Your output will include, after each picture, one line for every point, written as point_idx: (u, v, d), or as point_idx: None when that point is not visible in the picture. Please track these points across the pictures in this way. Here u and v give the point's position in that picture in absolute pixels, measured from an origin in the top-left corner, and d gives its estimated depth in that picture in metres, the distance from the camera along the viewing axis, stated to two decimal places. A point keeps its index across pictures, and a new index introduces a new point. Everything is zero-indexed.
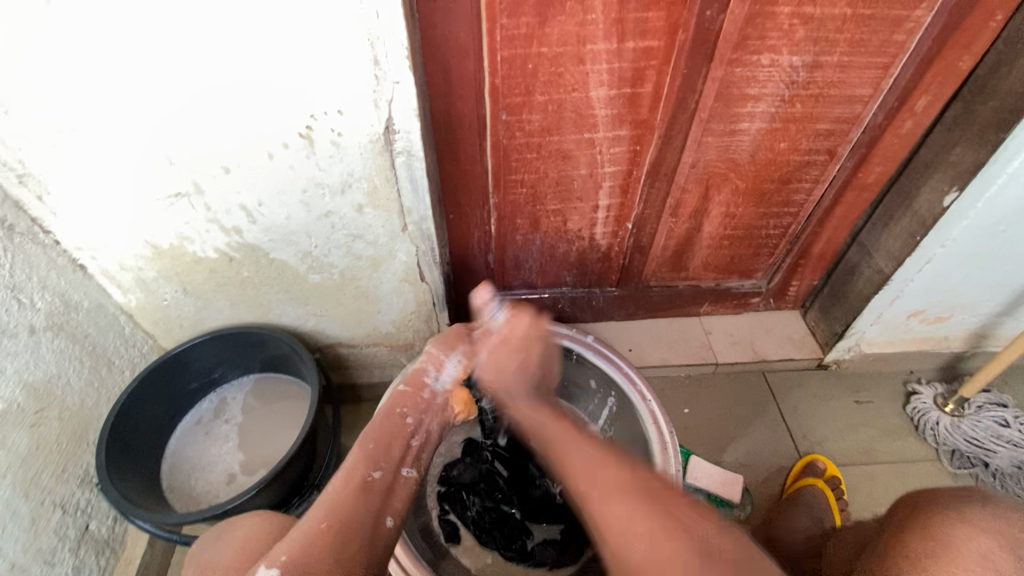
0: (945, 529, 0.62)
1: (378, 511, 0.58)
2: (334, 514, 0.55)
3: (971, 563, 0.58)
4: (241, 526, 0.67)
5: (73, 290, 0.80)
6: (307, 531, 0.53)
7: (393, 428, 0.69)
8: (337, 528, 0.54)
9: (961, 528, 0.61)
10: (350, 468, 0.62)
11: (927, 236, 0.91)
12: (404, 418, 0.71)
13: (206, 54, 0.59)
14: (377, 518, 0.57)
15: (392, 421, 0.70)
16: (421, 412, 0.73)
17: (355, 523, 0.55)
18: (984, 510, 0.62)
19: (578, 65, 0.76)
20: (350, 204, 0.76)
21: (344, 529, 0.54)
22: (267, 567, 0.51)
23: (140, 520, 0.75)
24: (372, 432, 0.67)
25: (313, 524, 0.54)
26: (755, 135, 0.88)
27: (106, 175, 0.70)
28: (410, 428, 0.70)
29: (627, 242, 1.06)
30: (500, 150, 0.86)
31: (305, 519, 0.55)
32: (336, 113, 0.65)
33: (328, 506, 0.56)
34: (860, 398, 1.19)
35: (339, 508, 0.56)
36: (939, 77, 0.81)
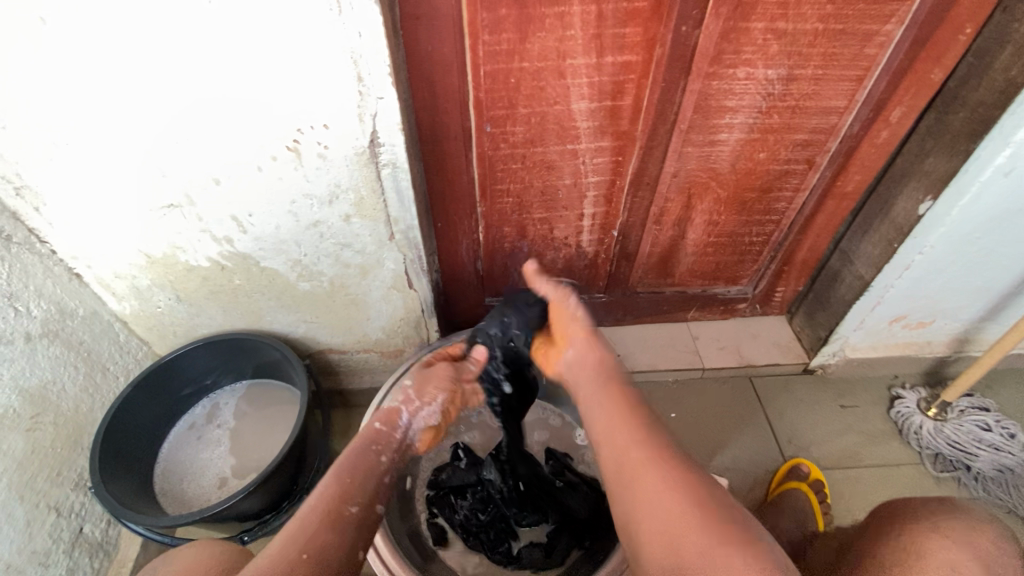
0: (914, 533, 0.64)
1: (352, 543, 0.58)
2: (313, 543, 0.56)
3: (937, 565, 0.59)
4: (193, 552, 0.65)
5: (69, 298, 0.83)
6: (286, 561, 0.54)
7: (368, 464, 0.67)
8: (315, 560, 0.55)
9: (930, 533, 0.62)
10: (325, 498, 0.61)
11: (905, 243, 0.93)
12: (378, 456, 0.69)
13: (196, 71, 0.61)
14: (350, 551, 0.58)
15: (365, 457, 0.68)
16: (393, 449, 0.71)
17: (332, 558, 0.56)
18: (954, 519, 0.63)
19: (559, 79, 0.79)
20: (338, 214, 0.79)
21: (321, 566, 0.55)
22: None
23: (131, 523, 0.77)
24: (347, 461, 0.66)
25: (290, 555, 0.55)
26: (735, 145, 0.90)
27: (99, 186, 0.72)
28: (384, 466, 0.68)
29: (614, 248, 1.08)
30: (486, 160, 0.89)
31: (280, 546, 0.55)
32: (322, 127, 0.68)
33: (304, 536, 0.56)
34: (844, 402, 1.20)
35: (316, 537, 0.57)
36: (912, 89, 0.83)
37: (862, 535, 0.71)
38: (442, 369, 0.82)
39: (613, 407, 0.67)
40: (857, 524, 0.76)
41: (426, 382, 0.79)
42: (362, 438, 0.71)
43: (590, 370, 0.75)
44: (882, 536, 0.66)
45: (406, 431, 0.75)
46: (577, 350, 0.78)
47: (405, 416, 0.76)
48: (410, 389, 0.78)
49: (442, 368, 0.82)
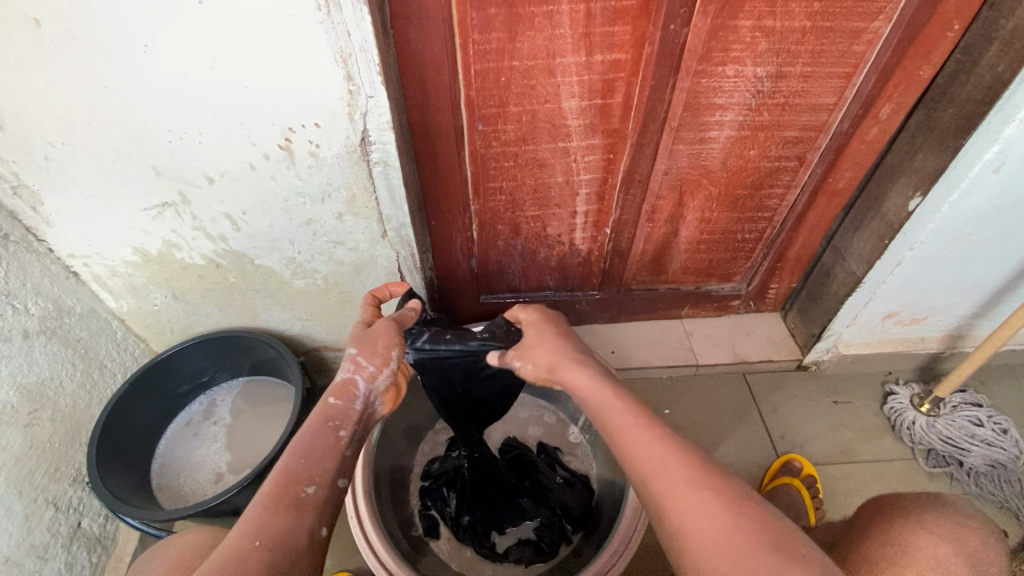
0: (901, 528, 0.62)
1: (313, 523, 0.54)
2: (267, 530, 0.52)
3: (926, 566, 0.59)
4: (177, 544, 0.66)
5: (66, 296, 0.84)
6: (235, 552, 0.49)
7: (329, 443, 0.62)
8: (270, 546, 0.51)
9: (915, 529, 0.62)
10: (280, 484, 0.56)
11: (895, 240, 0.93)
12: (338, 432, 0.63)
13: (189, 74, 0.62)
14: (312, 532, 0.54)
15: (324, 436, 0.62)
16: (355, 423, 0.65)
17: (289, 538, 0.52)
18: (941, 515, 0.63)
19: (549, 77, 0.79)
20: (331, 213, 0.80)
21: (277, 551, 0.51)
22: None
23: (129, 517, 0.79)
24: (303, 442, 0.61)
25: (243, 544, 0.50)
26: (725, 143, 0.91)
27: (95, 186, 0.73)
28: (347, 441, 0.63)
29: (607, 246, 1.08)
30: (478, 159, 0.89)
31: (232, 538, 0.51)
32: (313, 126, 0.69)
33: (254, 524, 0.52)
34: (838, 398, 1.21)
35: (267, 524, 0.52)
36: (901, 86, 0.84)
37: (848, 529, 0.71)
38: (383, 327, 0.74)
39: (625, 419, 0.59)
40: (846, 519, 0.76)
41: (372, 345, 0.71)
42: (318, 414, 0.64)
43: (592, 388, 0.65)
44: (871, 530, 0.65)
45: (368, 398, 0.68)
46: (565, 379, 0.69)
47: (362, 386, 0.68)
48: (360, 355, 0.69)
49: (384, 327, 0.74)
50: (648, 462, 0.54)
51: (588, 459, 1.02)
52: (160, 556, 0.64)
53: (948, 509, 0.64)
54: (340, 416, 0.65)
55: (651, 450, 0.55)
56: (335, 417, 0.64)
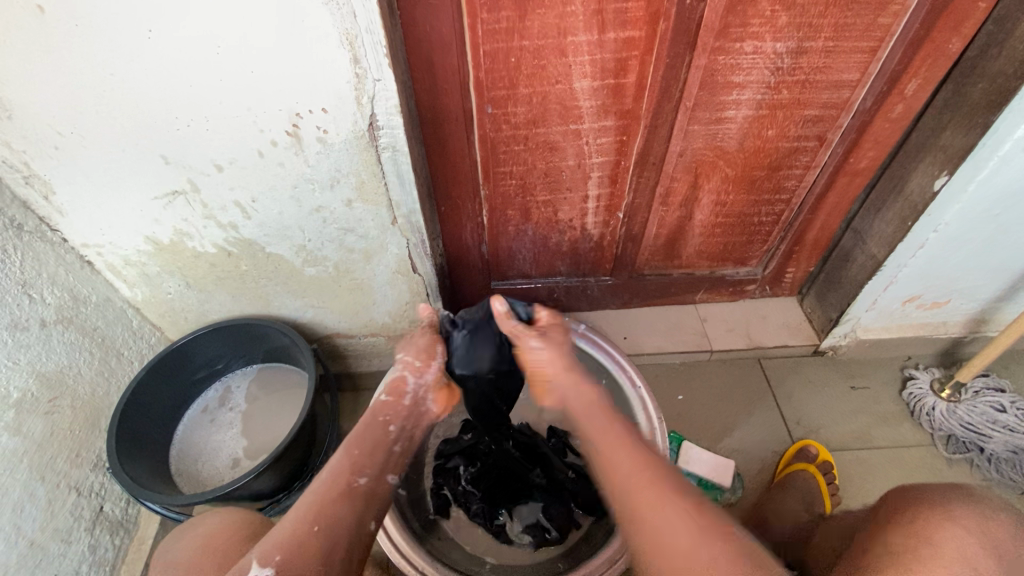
0: (923, 519, 0.61)
1: (362, 514, 0.62)
2: (323, 515, 0.60)
3: (949, 558, 0.57)
4: (204, 524, 0.70)
5: (81, 285, 0.84)
6: (298, 533, 0.58)
7: (378, 435, 0.71)
8: (324, 532, 0.59)
9: (940, 521, 0.61)
10: (335, 474, 0.64)
11: (919, 221, 0.90)
12: (387, 426, 0.72)
13: (194, 59, 0.61)
14: (362, 523, 0.62)
15: (373, 430, 0.71)
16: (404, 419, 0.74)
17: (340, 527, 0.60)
18: (968, 507, 0.61)
19: (560, 57, 0.77)
20: (340, 199, 0.79)
21: (330, 537, 0.59)
22: (260, 566, 0.56)
23: (150, 503, 0.80)
24: (356, 435, 0.70)
25: (303, 527, 0.58)
26: (743, 122, 0.88)
27: (105, 174, 0.73)
28: (393, 435, 0.72)
29: (620, 231, 1.07)
30: (488, 142, 0.88)
31: (293, 521, 0.59)
32: (320, 111, 0.68)
33: (315, 508, 0.60)
34: (855, 384, 1.19)
35: (322, 510, 0.60)
36: (928, 61, 0.80)
37: (867, 521, 0.70)
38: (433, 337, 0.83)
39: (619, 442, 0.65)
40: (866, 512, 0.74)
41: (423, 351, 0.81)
42: (371, 410, 0.74)
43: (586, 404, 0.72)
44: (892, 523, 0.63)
45: (415, 393, 0.77)
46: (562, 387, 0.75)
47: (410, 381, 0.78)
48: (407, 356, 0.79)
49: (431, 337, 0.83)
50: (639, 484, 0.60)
51: None
52: (190, 534, 0.69)
53: (974, 499, 0.62)
54: (391, 412, 0.74)
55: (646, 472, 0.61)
56: (387, 412, 0.74)
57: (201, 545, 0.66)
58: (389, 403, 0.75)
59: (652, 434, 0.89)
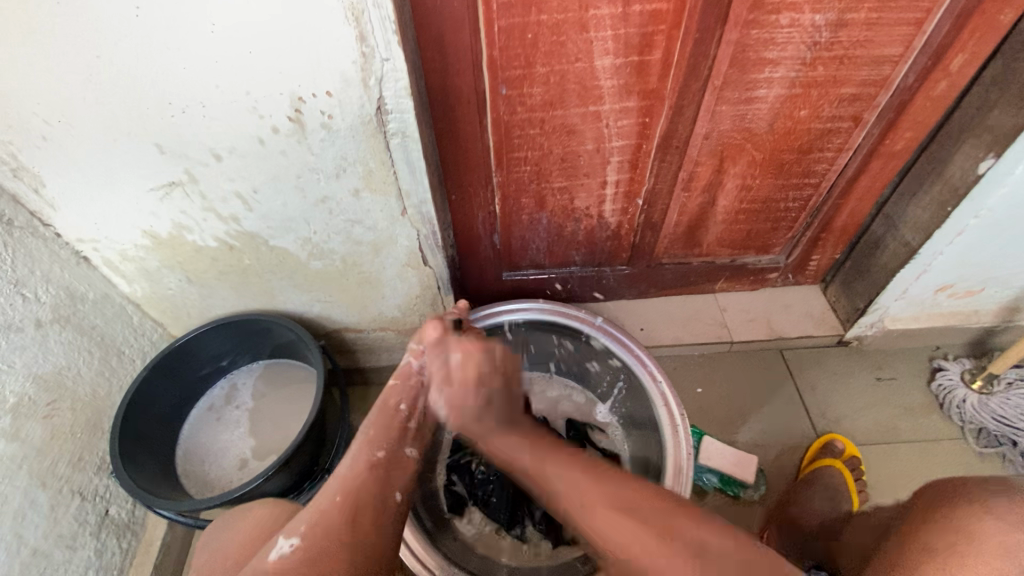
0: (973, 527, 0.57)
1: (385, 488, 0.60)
2: (346, 487, 0.59)
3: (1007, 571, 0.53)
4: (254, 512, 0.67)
5: (78, 282, 0.80)
6: (321, 504, 0.57)
7: (391, 415, 0.67)
8: (348, 503, 0.57)
9: None
10: (353, 454, 0.63)
11: (960, 206, 0.85)
12: (396, 406, 0.68)
13: (186, 39, 0.56)
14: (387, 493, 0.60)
15: (385, 410, 0.67)
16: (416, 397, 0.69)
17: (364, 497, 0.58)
18: None
19: (580, 33, 0.71)
20: (347, 189, 0.74)
21: (355, 504, 0.57)
22: (285, 539, 0.56)
23: (161, 509, 0.77)
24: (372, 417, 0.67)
25: (326, 501, 0.58)
26: (774, 102, 0.83)
27: (98, 165, 0.69)
28: (406, 414, 0.68)
29: (638, 218, 1.02)
30: (502, 126, 0.83)
31: (320, 494, 0.59)
32: (324, 95, 0.63)
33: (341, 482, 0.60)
34: (882, 375, 1.15)
35: (348, 484, 0.59)
36: (977, 33, 0.74)
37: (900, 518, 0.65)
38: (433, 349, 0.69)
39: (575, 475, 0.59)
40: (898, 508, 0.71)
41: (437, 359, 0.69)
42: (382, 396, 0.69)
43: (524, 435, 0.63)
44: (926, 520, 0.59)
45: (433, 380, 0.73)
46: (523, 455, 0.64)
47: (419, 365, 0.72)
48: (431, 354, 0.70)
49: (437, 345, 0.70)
50: (615, 524, 0.55)
51: (618, 439, 1.02)
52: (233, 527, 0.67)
53: None
54: None
55: (636, 521, 0.54)
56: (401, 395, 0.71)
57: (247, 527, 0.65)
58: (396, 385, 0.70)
59: (674, 430, 0.85)
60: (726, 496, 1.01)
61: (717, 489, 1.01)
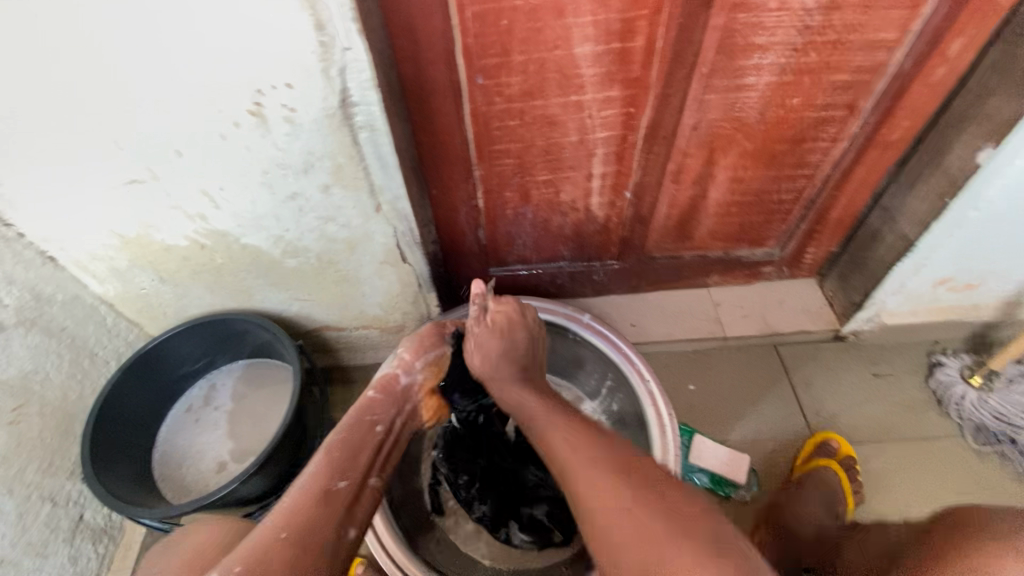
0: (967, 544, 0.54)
1: (341, 520, 0.57)
2: (296, 519, 0.55)
3: None
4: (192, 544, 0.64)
5: (44, 283, 0.78)
6: (267, 536, 0.53)
7: (360, 437, 0.67)
8: (297, 534, 0.54)
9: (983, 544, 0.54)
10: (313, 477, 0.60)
11: (958, 199, 0.82)
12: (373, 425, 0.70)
13: (132, 28, 0.53)
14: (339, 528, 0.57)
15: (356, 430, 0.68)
16: (392, 417, 0.72)
17: (318, 530, 0.55)
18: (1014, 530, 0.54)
19: (558, 19, 0.68)
20: (316, 184, 0.71)
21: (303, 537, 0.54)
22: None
23: (143, 518, 0.75)
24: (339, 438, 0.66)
25: (272, 531, 0.54)
26: (764, 90, 0.79)
27: (53, 163, 0.66)
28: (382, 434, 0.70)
29: (627, 212, 0.99)
30: (480, 118, 0.80)
31: (266, 525, 0.55)
32: (284, 87, 0.60)
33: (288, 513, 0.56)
34: (878, 370, 1.12)
35: (299, 513, 0.56)
36: (978, 15, 0.70)
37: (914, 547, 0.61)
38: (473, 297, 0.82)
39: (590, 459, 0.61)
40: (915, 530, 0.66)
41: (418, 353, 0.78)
42: (357, 408, 0.71)
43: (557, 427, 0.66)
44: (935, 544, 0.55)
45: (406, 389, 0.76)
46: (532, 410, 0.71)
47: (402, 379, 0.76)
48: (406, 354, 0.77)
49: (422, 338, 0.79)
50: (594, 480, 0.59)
51: None
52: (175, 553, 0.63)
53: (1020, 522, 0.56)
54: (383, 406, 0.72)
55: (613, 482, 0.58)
56: (374, 411, 0.71)
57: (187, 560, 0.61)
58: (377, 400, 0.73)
59: (660, 429, 0.82)
60: (717, 497, 0.98)
61: (708, 490, 0.98)
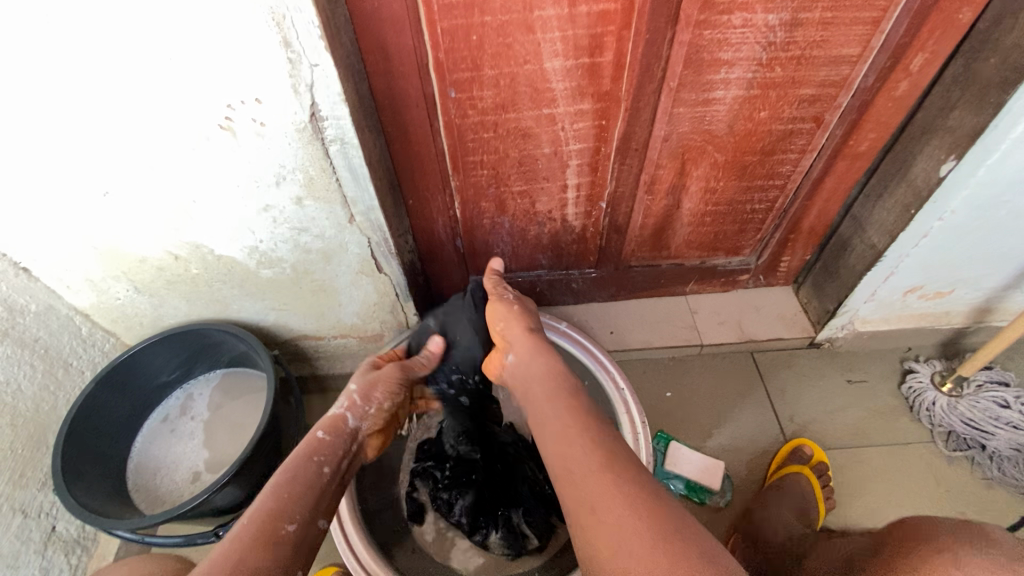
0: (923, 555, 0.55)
1: (292, 561, 0.53)
2: (244, 559, 0.50)
3: None
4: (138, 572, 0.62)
5: (17, 294, 0.78)
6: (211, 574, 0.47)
7: (312, 476, 0.62)
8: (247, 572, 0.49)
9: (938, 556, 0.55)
10: (258, 516, 0.55)
11: (922, 210, 0.84)
12: (320, 468, 0.64)
13: (100, 45, 0.54)
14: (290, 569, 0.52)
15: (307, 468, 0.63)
16: (338, 459, 0.67)
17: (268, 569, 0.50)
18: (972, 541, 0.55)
19: (527, 34, 0.69)
20: (288, 197, 0.72)
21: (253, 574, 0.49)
22: None
23: (116, 530, 0.74)
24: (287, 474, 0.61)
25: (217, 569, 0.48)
26: (732, 104, 0.81)
27: (23, 177, 0.66)
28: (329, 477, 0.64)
29: (603, 221, 1.00)
30: (454, 130, 0.81)
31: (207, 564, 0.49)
32: (253, 102, 0.60)
33: (230, 554, 0.50)
34: (853, 377, 1.14)
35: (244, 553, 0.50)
36: (937, 32, 0.72)
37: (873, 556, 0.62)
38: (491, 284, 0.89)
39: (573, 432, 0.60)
40: (870, 540, 0.67)
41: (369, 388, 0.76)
42: (304, 448, 0.65)
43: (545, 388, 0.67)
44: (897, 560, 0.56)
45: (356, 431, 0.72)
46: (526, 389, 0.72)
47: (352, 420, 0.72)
48: (355, 393, 0.74)
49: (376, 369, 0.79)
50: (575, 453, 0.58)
51: None
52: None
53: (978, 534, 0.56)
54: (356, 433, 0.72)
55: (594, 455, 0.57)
56: (322, 452, 0.66)
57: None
58: (327, 440, 0.68)
59: (635, 440, 0.83)
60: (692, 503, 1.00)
61: (684, 496, 1.00)
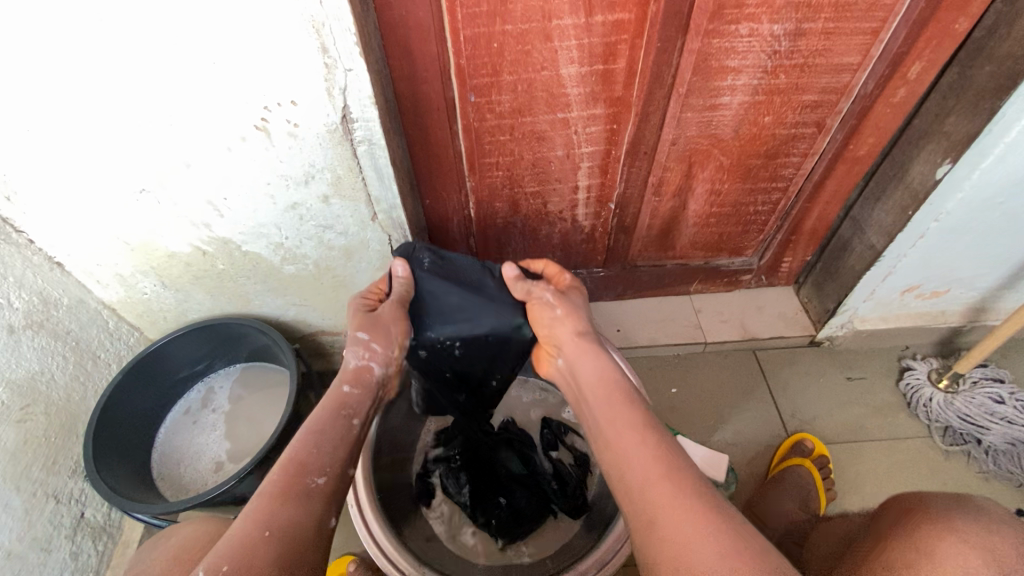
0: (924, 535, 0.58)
1: (322, 512, 0.54)
2: (277, 518, 0.52)
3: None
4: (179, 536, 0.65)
5: (51, 287, 0.81)
6: (244, 536, 0.49)
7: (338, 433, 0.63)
8: (280, 534, 0.50)
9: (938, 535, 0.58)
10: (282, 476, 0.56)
11: (920, 211, 0.87)
12: (350, 422, 0.66)
13: (154, 55, 0.58)
14: (320, 520, 0.54)
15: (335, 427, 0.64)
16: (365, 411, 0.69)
17: (298, 527, 0.52)
18: (971, 522, 0.58)
19: (545, 42, 0.73)
20: (316, 195, 0.75)
21: (285, 533, 0.51)
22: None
23: (138, 513, 0.78)
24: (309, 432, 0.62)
25: (252, 532, 0.50)
26: (738, 109, 0.84)
27: (64, 173, 0.69)
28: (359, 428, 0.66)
29: (612, 222, 1.04)
30: (473, 132, 0.84)
31: (240, 526, 0.51)
32: (289, 104, 0.64)
33: (261, 512, 0.52)
34: (852, 374, 1.17)
35: (273, 512, 0.52)
36: (933, 42, 0.76)
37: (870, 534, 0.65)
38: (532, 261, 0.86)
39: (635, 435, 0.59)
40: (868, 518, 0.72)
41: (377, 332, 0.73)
42: (330, 402, 0.67)
43: (593, 365, 0.71)
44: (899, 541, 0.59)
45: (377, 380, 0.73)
46: (567, 356, 0.75)
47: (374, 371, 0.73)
48: (371, 342, 0.72)
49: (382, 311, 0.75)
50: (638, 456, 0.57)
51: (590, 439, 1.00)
52: (162, 545, 0.64)
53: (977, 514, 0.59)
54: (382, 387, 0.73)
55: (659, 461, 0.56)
56: (348, 406, 0.68)
57: (169, 553, 0.62)
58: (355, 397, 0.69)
59: None
60: None
61: None
